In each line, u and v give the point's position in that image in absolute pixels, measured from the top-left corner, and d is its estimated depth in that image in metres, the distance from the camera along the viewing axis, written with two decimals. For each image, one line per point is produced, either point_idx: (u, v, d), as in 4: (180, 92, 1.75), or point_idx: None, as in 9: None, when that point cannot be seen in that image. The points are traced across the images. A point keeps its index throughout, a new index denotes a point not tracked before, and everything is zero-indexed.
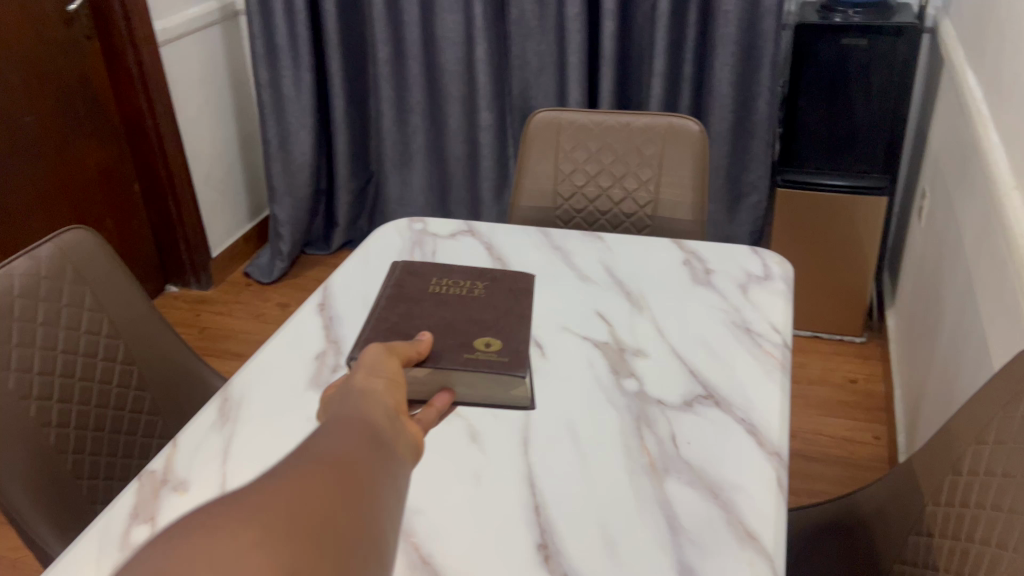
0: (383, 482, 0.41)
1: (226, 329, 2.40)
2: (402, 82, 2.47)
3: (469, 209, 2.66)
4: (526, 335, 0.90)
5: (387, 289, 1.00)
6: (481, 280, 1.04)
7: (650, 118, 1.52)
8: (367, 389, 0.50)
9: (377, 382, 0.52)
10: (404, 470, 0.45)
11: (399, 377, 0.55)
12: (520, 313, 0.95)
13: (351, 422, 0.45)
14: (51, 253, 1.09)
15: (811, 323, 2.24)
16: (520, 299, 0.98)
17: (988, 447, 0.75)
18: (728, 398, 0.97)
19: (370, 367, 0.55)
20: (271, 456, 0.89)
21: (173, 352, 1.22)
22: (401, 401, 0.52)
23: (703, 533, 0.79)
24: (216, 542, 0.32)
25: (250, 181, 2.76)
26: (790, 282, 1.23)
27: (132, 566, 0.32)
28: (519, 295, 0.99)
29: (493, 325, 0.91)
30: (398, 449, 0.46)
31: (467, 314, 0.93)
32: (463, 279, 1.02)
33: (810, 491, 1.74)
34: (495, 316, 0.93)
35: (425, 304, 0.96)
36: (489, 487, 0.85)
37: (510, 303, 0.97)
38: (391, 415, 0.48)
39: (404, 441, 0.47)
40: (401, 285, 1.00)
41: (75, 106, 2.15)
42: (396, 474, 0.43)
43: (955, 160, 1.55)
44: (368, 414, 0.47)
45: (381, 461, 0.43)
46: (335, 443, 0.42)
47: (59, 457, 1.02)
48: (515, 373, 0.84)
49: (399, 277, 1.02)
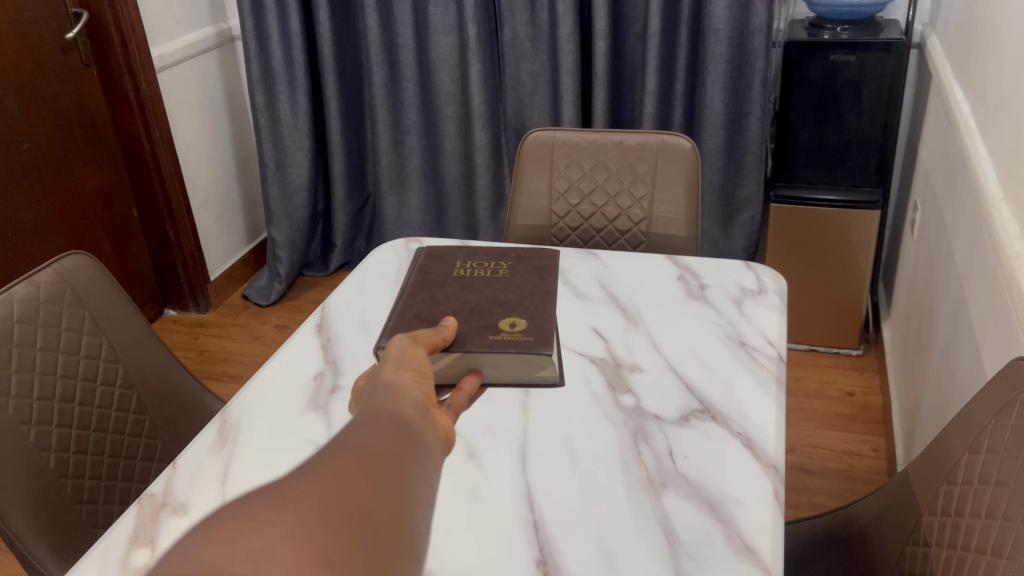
0: (413, 473, 0.44)
1: (225, 352, 2.40)
2: (397, 103, 2.49)
3: (465, 228, 2.67)
4: (552, 313, 0.90)
5: (412, 275, 1.00)
6: (506, 259, 1.04)
7: (643, 136, 1.54)
8: (397, 384, 0.53)
9: (406, 377, 0.55)
10: (434, 462, 0.48)
11: (427, 368, 0.58)
12: (545, 290, 0.95)
13: (383, 418, 0.48)
14: (50, 279, 1.10)
15: (808, 337, 2.25)
16: (545, 277, 0.98)
17: (982, 455, 0.76)
18: (724, 412, 0.98)
19: (398, 358, 0.58)
20: (270, 477, 0.90)
21: (172, 376, 1.22)
22: (429, 393, 0.55)
23: (702, 548, 0.79)
24: (254, 527, 0.35)
25: (248, 204, 2.77)
26: (784, 296, 1.24)
27: (174, 550, 0.34)
28: (544, 273, 0.99)
29: (517, 304, 0.91)
30: (427, 443, 0.49)
31: (492, 295, 0.93)
32: (486, 261, 1.03)
33: (809, 505, 1.74)
34: (519, 295, 0.93)
35: (450, 287, 0.96)
36: (488, 504, 0.85)
37: (536, 281, 0.96)
38: (421, 410, 0.51)
39: (434, 434, 0.50)
40: (426, 271, 1.00)
41: (74, 131, 2.17)
42: (425, 465, 0.46)
43: (945, 172, 1.57)
44: (398, 410, 0.49)
45: (412, 453, 0.46)
46: (367, 437, 0.45)
47: (58, 482, 1.02)
48: (542, 352, 0.84)
49: (423, 263, 1.02)
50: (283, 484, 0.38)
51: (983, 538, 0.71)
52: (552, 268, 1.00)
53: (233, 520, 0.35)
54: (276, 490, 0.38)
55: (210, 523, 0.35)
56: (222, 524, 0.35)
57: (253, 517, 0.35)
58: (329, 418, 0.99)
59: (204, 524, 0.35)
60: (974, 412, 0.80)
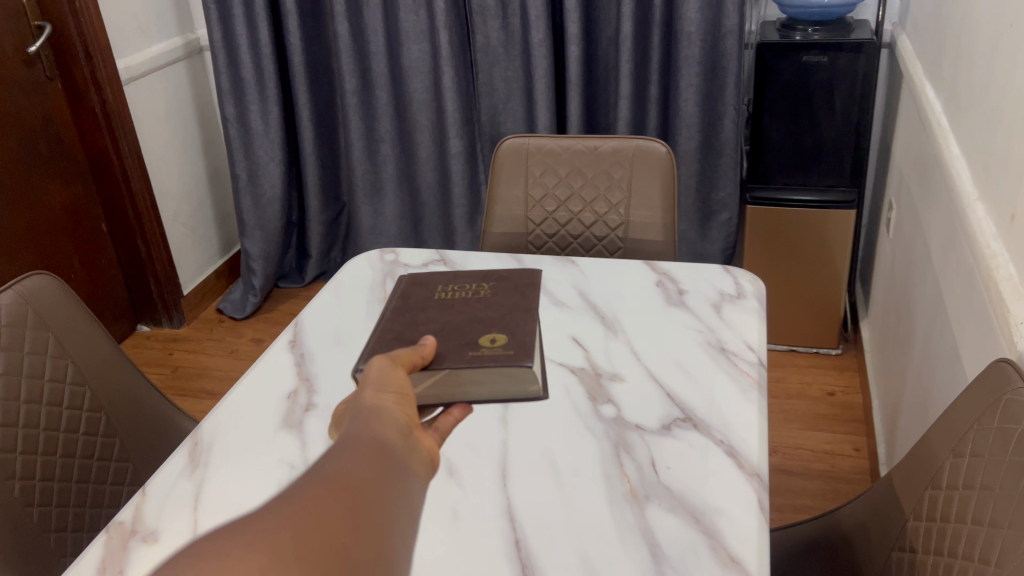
0: (396, 500, 0.43)
1: (200, 367, 2.36)
2: (370, 111, 2.47)
3: (442, 236, 2.65)
4: (532, 327, 0.87)
5: (393, 300, 0.98)
6: (487, 281, 1.02)
7: (618, 141, 1.53)
8: (379, 407, 0.51)
9: (387, 399, 0.53)
10: (419, 486, 0.46)
11: (408, 391, 0.56)
12: (526, 306, 0.92)
13: (363, 442, 0.46)
14: (11, 301, 1.07)
15: (788, 337, 2.25)
16: (527, 294, 0.96)
17: (966, 458, 0.75)
18: (706, 420, 0.97)
19: (378, 380, 0.56)
20: (243, 501, 0.87)
21: (142, 397, 1.19)
22: (412, 415, 0.53)
23: (687, 561, 0.78)
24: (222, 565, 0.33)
25: (221, 216, 2.74)
26: (763, 299, 1.23)
27: None
28: (526, 291, 0.97)
29: (498, 321, 0.89)
30: (410, 466, 0.47)
31: (471, 314, 0.91)
32: (469, 283, 1.00)
33: (794, 507, 1.73)
34: (501, 313, 0.91)
35: (430, 310, 0.94)
36: (467, 522, 0.83)
37: (516, 299, 0.94)
38: (404, 432, 0.50)
39: (418, 457, 0.49)
40: (407, 296, 0.98)
41: (39, 147, 2.12)
42: (408, 491, 0.44)
43: (919, 172, 1.57)
44: (379, 433, 0.48)
45: (394, 479, 0.44)
46: (348, 462, 0.43)
47: (23, 511, 0.99)
48: (522, 364, 0.82)
49: (404, 289, 1.00)
50: (256, 518, 0.37)
51: (970, 545, 0.70)
52: (534, 287, 0.98)
53: (202, 557, 0.34)
54: (247, 527, 0.36)
55: (176, 562, 0.34)
56: (189, 564, 0.33)
57: (221, 556, 0.34)
58: (303, 437, 0.97)
59: (170, 565, 0.34)
60: (956, 415, 0.79)
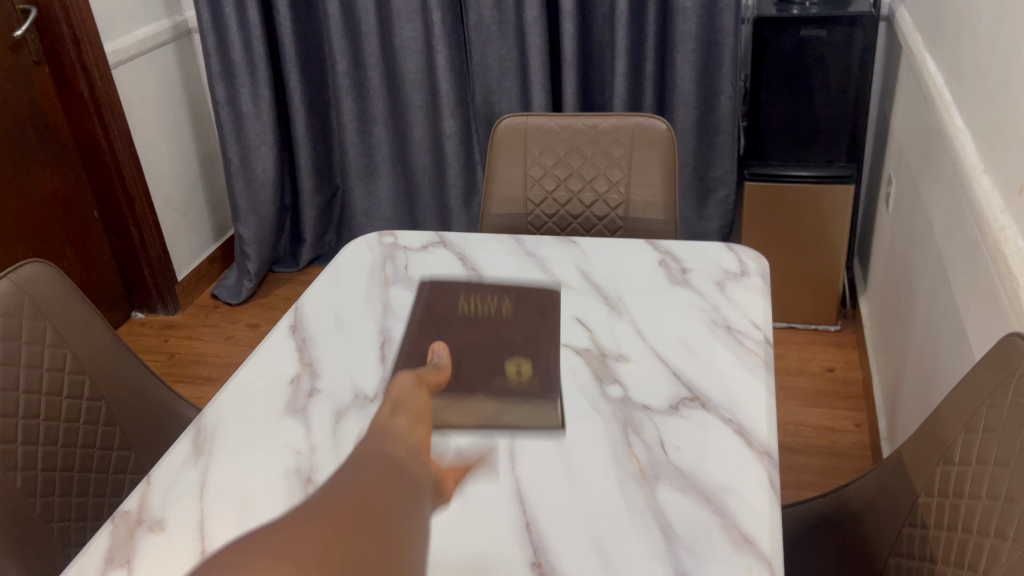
0: (409, 513, 0.42)
1: (196, 353, 2.35)
2: (363, 93, 2.44)
3: (437, 217, 2.63)
4: None
5: (419, 308, 1.14)
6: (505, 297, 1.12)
7: (617, 119, 1.51)
8: (391, 426, 0.50)
9: (401, 420, 0.52)
10: (429, 507, 0.45)
11: (425, 414, 0.55)
12: (545, 329, 1.07)
13: (377, 456, 0.45)
14: (7, 289, 1.05)
15: (787, 314, 2.25)
16: (542, 314, 1.10)
17: (979, 434, 0.75)
18: (713, 399, 0.96)
19: (394, 401, 0.55)
20: (249, 489, 0.86)
21: (142, 385, 1.17)
22: (425, 437, 0.52)
23: (699, 541, 0.77)
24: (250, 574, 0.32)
25: (213, 200, 2.71)
26: (767, 277, 1.22)
27: None
28: (542, 311, 1.11)
29: (521, 347, 1.02)
30: (421, 481, 0.46)
31: (497, 336, 1.02)
32: (489, 296, 1.11)
33: (796, 484, 1.74)
34: (523, 335, 1.04)
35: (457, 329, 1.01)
36: (477, 504, 0.83)
37: (535, 322, 1.08)
38: (414, 451, 0.49)
39: (428, 475, 0.48)
40: (433, 305, 1.14)
41: (27, 133, 2.09)
42: (424, 509, 0.44)
43: (920, 146, 1.56)
44: (392, 449, 0.47)
45: (412, 497, 0.43)
46: (367, 476, 0.42)
47: (26, 502, 0.98)
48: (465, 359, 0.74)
49: (430, 295, 1.17)
50: (275, 528, 0.36)
51: (985, 520, 0.69)
52: (550, 307, 1.13)
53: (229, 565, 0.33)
54: (270, 536, 0.35)
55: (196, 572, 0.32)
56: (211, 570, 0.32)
57: (246, 564, 0.33)
58: (308, 424, 0.96)
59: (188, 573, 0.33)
60: (967, 391, 0.79)
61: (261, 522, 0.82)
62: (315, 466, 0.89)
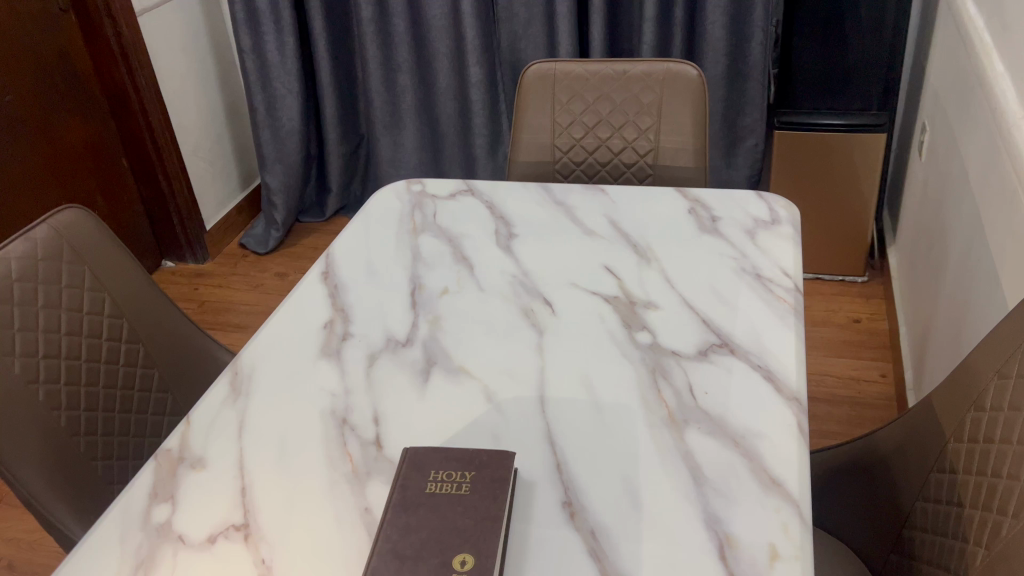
0: None
1: (226, 301, 2.38)
2: (388, 40, 2.42)
3: (462, 166, 2.63)
4: None
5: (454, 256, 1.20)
6: (530, 259, 1.18)
7: (647, 65, 1.49)
8: None
9: None
10: None
11: None
12: (568, 279, 1.13)
13: None
14: (47, 234, 1.06)
15: (814, 264, 2.24)
16: (565, 266, 1.15)
17: (1011, 380, 0.75)
18: (743, 345, 0.96)
19: None
20: (287, 432, 0.89)
21: (179, 329, 1.20)
22: None
23: (728, 483, 0.78)
24: None
25: (239, 149, 2.71)
26: (798, 225, 1.21)
27: None
28: (567, 261, 1.17)
29: (547, 297, 1.09)
30: None
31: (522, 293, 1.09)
32: (518, 260, 1.18)
33: (818, 432, 1.75)
34: (547, 289, 1.10)
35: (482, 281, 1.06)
36: (509, 444, 0.85)
37: (557, 275, 1.14)
38: None
39: None
40: (467, 257, 1.20)
41: (55, 82, 2.10)
42: None
43: (957, 91, 1.52)
44: None
45: None
46: None
47: (71, 440, 1.01)
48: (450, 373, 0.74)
49: (462, 245, 1.23)
50: None
51: (1015, 465, 0.70)
52: (574, 257, 1.18)
53: None
54: None
55: None
56: None
57: None
58: (343, 366, 0.98)
59: None
60: (1001, 337, 0.78)
61: (300, 460, 0.85)
62: (351, 408, 0.92)
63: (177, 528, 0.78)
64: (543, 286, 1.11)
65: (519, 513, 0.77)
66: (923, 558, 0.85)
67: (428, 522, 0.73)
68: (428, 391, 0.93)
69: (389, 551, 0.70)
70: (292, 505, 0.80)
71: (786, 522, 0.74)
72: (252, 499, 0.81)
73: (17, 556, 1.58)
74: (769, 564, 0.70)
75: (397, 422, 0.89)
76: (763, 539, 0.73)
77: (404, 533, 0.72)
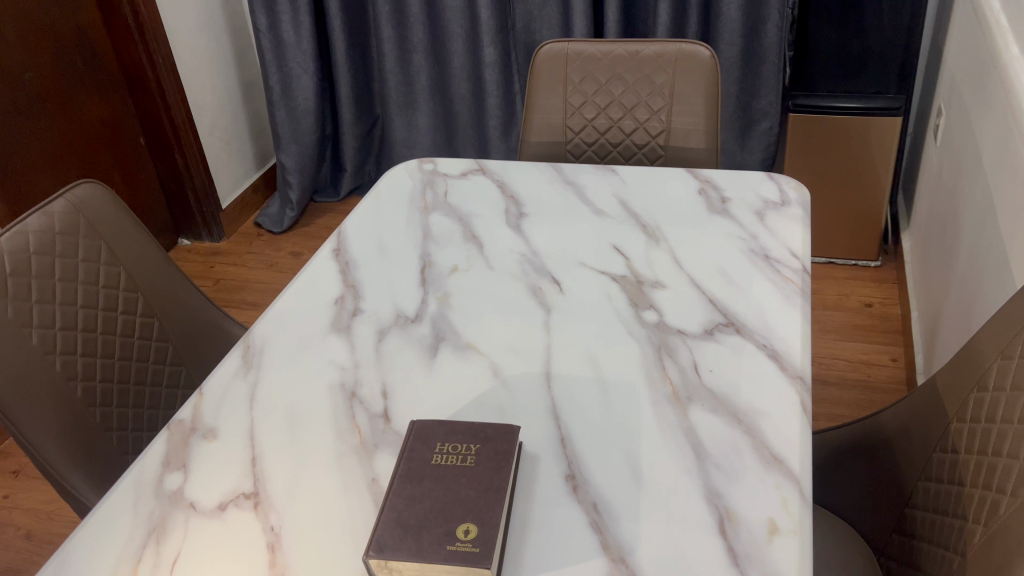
0: None
1: (241, 279, 2.41)
2: (402, 20, 2.42)
3: (476, 147, 2.64)
4: None
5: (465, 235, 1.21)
6: (540, 238, 1.19)
7: (660, 45, 1.49)
8: None
9: None
10: None
11: None
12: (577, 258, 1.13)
13: None
14: (64, 208, 1.08)
15: (827, 248, 2.23)
16: (574, 246, 1.16)
17: (1014, 360, 0.75)
18: (749, 324, 0.97)
19: None
20: (297, 404, 0.90)
21: (192, 303, 1.22)
22: None
23: (730, 459, 0.79)
24: None
25: (255, 128, 2.73)
26: (807, 206, 1.21)
27: None
28: (577, 240, 1.17)
29: (556, 276, 1.10)
30: None
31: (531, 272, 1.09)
32: (527, 238, 1.19)
33: (826, 415, 1.75)
34: (555, 268, 1.11)
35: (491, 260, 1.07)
36: (513, 419, 0.86)
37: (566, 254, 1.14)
38: None
39: None
40: (478, 235, 1.20)
41: (74, 61, 2.12)
42: None
43: (974, 73, 1.51)
44: None
45: None
46: None
47: (87, 410, 1.03)
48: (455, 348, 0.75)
49: (472, 224, 1.23)
50: None
51: (1015, 445, 0.71)
52: (583, 237, 1.18)
53: None
54: None
55: None
56: None
57: None
58: (352, 342, 1.00)
59: None
60: (1006, 317, 0.79)
61: (308, 432, 0.87)
62: (360, 381, 0.93)
63: (189, 496, 0.80)
64: (551, 265, 1.12)
65: (523, 485, 0.78)
66: (923, 536, 0.86)
67: (432, 493, 0.74)
68: (436, 366, 0.95)
69: (393, 520, 0.72)
70: (300, 475, 0.81)
71: (785, 497, 0.75)
72: (261, 468, 0.82)
73: (37, 525, 1.62)
74: (769, 538, 0.71)
75: (405, 396, 0.91)
76: (763, 514, 0.73)
77: (409, 502, 0.73)
